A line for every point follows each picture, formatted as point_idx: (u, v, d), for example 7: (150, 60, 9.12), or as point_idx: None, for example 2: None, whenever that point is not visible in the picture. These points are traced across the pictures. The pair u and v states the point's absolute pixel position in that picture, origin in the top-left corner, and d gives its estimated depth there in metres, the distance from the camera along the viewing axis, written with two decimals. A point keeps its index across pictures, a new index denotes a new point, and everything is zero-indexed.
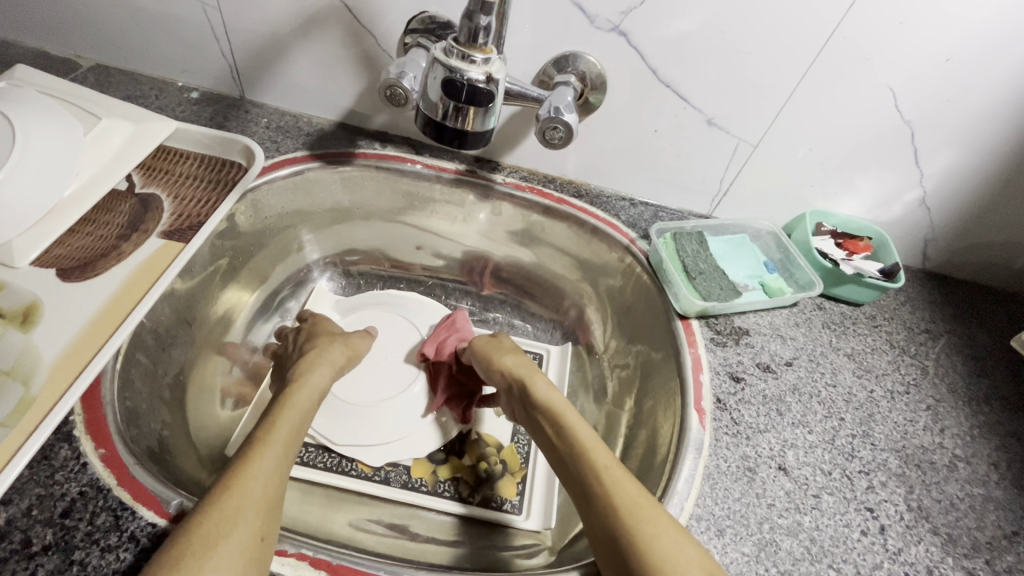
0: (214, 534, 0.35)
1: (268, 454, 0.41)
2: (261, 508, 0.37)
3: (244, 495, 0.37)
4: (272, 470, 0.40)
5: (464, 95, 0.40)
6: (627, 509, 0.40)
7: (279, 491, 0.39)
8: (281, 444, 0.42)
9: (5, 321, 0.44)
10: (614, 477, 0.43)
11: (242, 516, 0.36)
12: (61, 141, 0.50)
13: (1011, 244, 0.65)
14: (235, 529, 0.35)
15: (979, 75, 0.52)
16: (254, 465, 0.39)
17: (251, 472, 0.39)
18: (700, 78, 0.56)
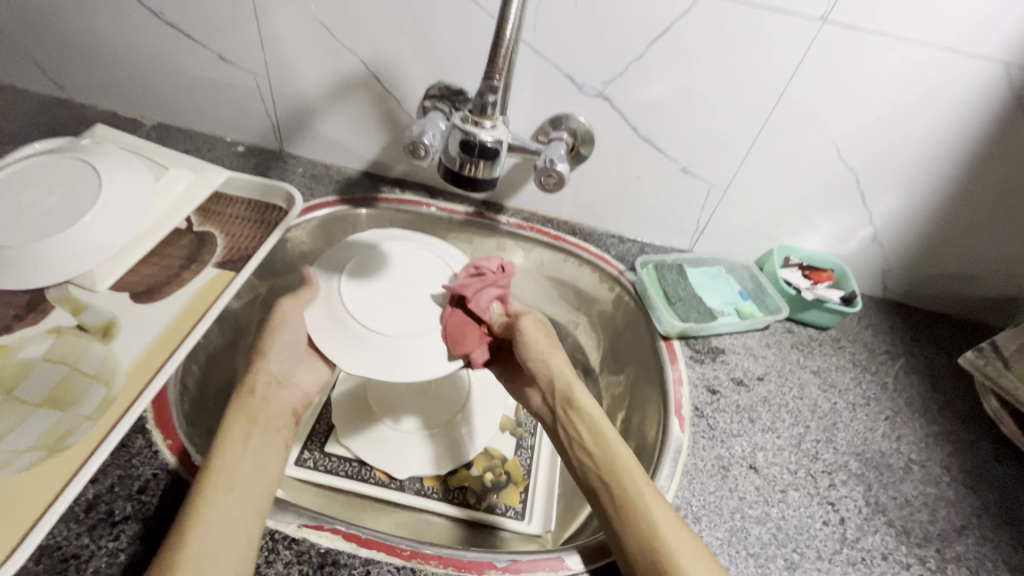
0: (191, 541, 0.39)
1: (221, 480, 0.43)
2: (227, 530, 0.40)
3: (211, 514, 0.41)
4: (230, 495, 0.42)
5: (477, 152, 0.49)
6: (655, 528, 0.45)
7: (245, 509, 0.42)
8: (231, 468, 0.44)
9: (89, 335, 0.53)
10: (643, 495, 0.47)
11: (210, 525, 0.40)
12: (138, 187, 0.59)
13: (958, 275, 0.74)
14: (205, 535, 0.39)
15: (908, 131, 0.61)
16: (207, 497, 0.42)
17: (223, 482, 0.43)
18: (674, 133, 0.66)
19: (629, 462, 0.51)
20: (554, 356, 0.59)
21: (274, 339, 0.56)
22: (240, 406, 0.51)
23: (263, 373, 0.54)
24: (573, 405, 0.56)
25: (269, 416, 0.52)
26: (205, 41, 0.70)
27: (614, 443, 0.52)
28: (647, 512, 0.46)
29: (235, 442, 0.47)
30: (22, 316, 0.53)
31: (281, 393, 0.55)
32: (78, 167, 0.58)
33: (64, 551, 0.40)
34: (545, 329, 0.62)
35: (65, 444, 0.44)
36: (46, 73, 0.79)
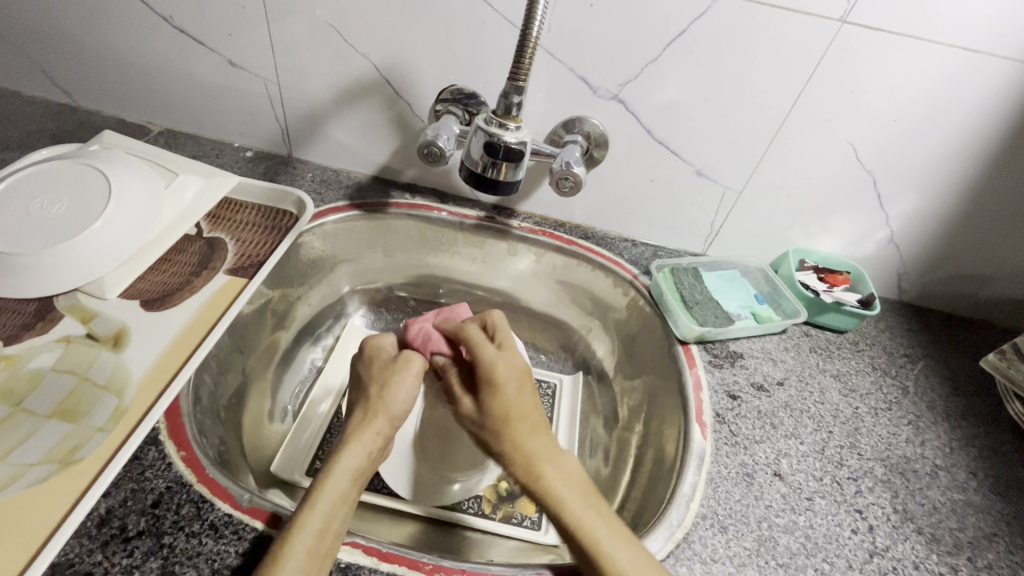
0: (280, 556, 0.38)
1: (313, 530, 0.40)
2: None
3: (303, 535, 0.39)
4: (325, 523, 0.41)
5: (500, 154, 0.49)
6: (600, 549, 0.41)
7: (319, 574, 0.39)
8: (328, 519, 0.41)
9: (99, 344, 0.51)
10: (579, 514, 0.43)
11: (303, 540, 0.39)
12: (148, 193, 0.58)
13: (974, 277, 0.73)
14: (296, 551, 0.38)
15: (926, 132, 0.61)
16: (293, 549, 0.38)
17: (322, 495, 0.42)
18: (689, 136, 0.65)
19: (562, 466, 0.46)
20: (506, 392, 0.50)
21: (396, 394, 0.52)
22: (354, 445, 0.47)
23: (385, 422, 0.51)
24: (522, 431, 0.47)
25: (374, 458, 0.48)
26: (213, 46, 0.69)
27: (540, 448, 0.47)
28: (591, 536, 0.41)
29: (334, 485, 0.43)
30: (30, 325, 0.51)
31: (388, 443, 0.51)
32: (86, 172, 0.57)
33: (77, 568, 0.38)
34: (523, 374, 0.52)
35: (76, 457, 0.43)
36: (52, 79, 0.78)
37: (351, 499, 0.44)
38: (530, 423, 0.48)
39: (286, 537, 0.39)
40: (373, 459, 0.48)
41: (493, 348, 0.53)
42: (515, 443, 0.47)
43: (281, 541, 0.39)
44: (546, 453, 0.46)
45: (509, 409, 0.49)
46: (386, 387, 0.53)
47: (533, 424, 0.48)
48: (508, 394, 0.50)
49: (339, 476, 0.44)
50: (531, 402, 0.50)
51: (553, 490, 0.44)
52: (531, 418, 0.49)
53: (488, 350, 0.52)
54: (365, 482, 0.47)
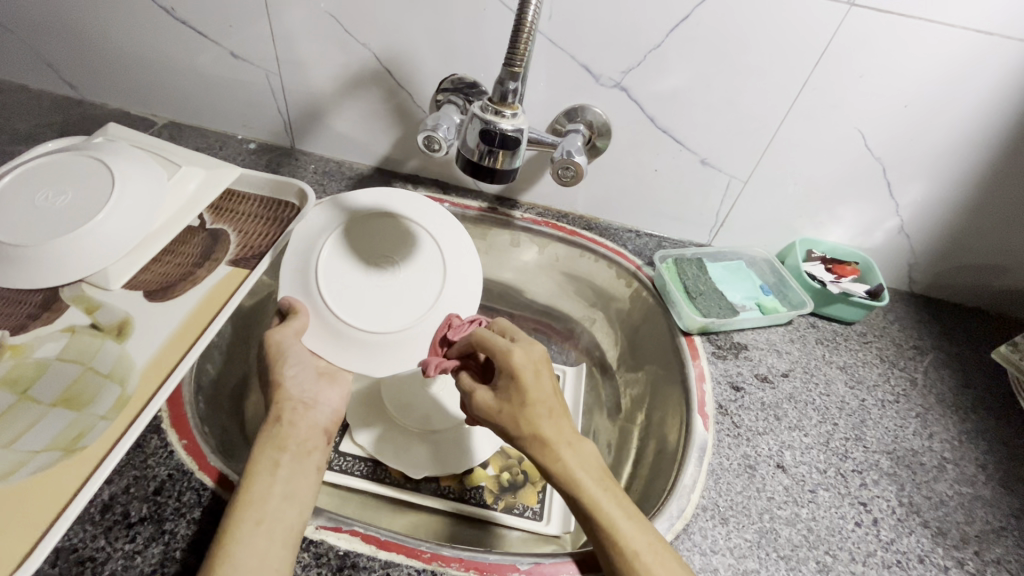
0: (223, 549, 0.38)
1: (249, 510, 0.41)
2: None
3: (240, 528, 0.39)
4: (258, 513, 0.41)
5: (497, 142, 0.48)
6: (611, 522, 0.42)
7: (269, 550, 0.39)
8: (257, 502, 0.41)
9: (102, 334, 0.52)
10: (596, 494, 0.44)
11: (242, 531, 0.39)
12: (151, 185, 0.58)
13: (986, 268, 0.71)
14: (237, 543, 0.38)
15: (937, 118, 0.59)
16: (235, 540, 0.39)
17: (249, 492, 0.42)
18: (693, 124, 0.64)
19: (581, 455, 0.46)
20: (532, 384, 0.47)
21: (284, 367, 0.54)
22: (267, 432, 0.49)
23: (287, 400, 0.53)
24: (538, 417, 0.46)
25: (294, 437, 0.50)
26: (215, 37, 0.69)
27: (560, 438, 0.46)
28: (602, 511, 0.43)
29: (263, 469, 0.44)
30: (36, 316, 0.52)
31: (309, 413, 0.54)
32: (89, 164, 0.58)
33: (80, 553, 0.39)
34: (538, 364, 0.48)
35: (80, 444, 0.43)
36: (58, 73, 0.78)
37: (285, 480, 0.44)
38: (549, 408, 0.47)
39: (225, 524, 0.40)
40: (295, 436, 0.50)
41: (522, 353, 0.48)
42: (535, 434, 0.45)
43: (222, 531, 0.39)
44: (566, 442, 0.46)
45: (539, 400, 0.47)
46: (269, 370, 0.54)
47: (550, 413, 0.47)
48: (529, 390, 0.47)
49: (263, 461, 0.45)
50: (550, 386, 0.48)
51: (574, 476, 0.44)
52: (549, 404, 0.47)
53: (511, 350, 0.48)
54: (301, 453, 0.49)
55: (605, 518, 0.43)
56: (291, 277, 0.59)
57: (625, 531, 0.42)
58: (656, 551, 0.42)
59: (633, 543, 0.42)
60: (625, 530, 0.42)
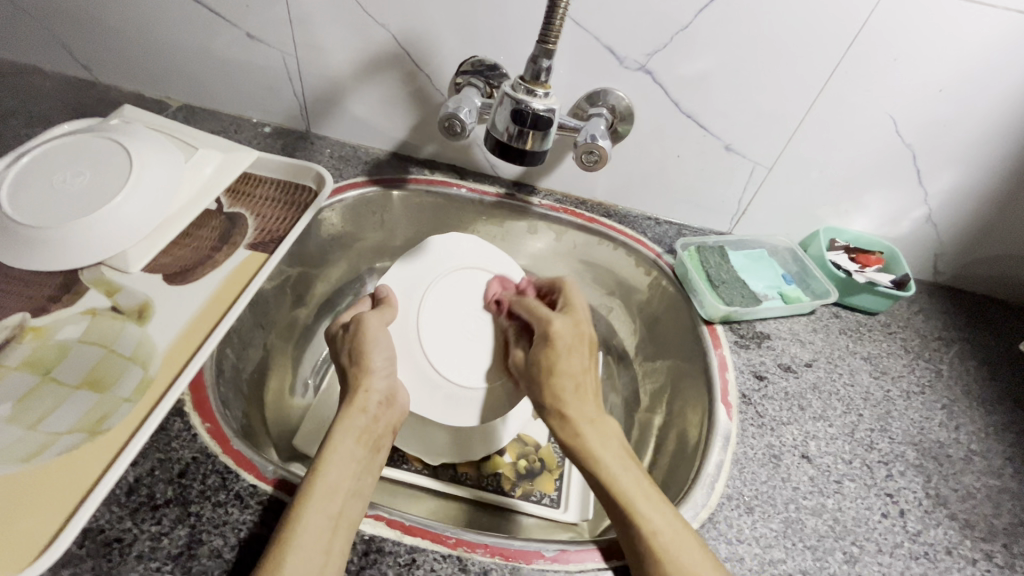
0: (291, 532, 0.38)
1: (320, 498, 0.40)
2: (314, 564, 0.36)
3: (309, 513, 0.39)
4: (329, 503, 0.40)
5: (528, 122, 0.47)
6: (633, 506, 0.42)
7: (334, 542, 0.38)
8: (330, 490, 0.41)
9: (123, 316, 0.52)
10: (615, 471, 0.44)
11: (311, 517, 0.39)
12: (170, 167, 0.58)
13: (1014, 258, 0.70)
14: (306, 527, 0.38)
15: (973, 103, 0.58)
16: (304, 522, 0.38)
17: (324, 480, 0.42)
18: (719, 108, 0.63)
19: (600, 435, 0.47)
20: (566, 358, 0.51)
21: (373, 355, 0.52)
22: (349, 417, 0.47)
23: (371, 389, 0.50)
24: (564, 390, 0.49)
25: (374, 425, 0.48)
26: (231, 18, 0.68)
27: (585, 415, 0.48)
28: (621, 491, 0.43)
29: (337, 459, 0.44)
30: (57, 298, 0.52)
31: (391, 408, 0.51)
32: (108, 146, 0.57)
33: (108, 534, 0.39)
34: (579, 339, 0.52)
35: (104, 427, 0.43)
36: (72, 54, 0.77)
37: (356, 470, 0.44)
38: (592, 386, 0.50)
39: (295, 506, 0.40)
40: (375, 427, 0.49)
41: (565, 321, 0.53)
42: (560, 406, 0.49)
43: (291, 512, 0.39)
44: (594, 418, 0.48)
45: (569, 372, 0.50)
46: (356, 357, 0.52)
47: (579, 389, 0.50)
48: (570, 331, 0.53)
49: (343, 449, 0.45)
50: (581, 363, 0.51)
51: (593, 451, 0.46)
52: (578, 380, 0.50)
53: (552, 320, 0.53)
54: (375, 446, 0.48)
55: (624, 497, 0.42)
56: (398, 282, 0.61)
57: (643, 510, 0.41)
58: (680, 540, 0.40)
59: (652, 523, 0.41)
60: (647, 511, 0.41)
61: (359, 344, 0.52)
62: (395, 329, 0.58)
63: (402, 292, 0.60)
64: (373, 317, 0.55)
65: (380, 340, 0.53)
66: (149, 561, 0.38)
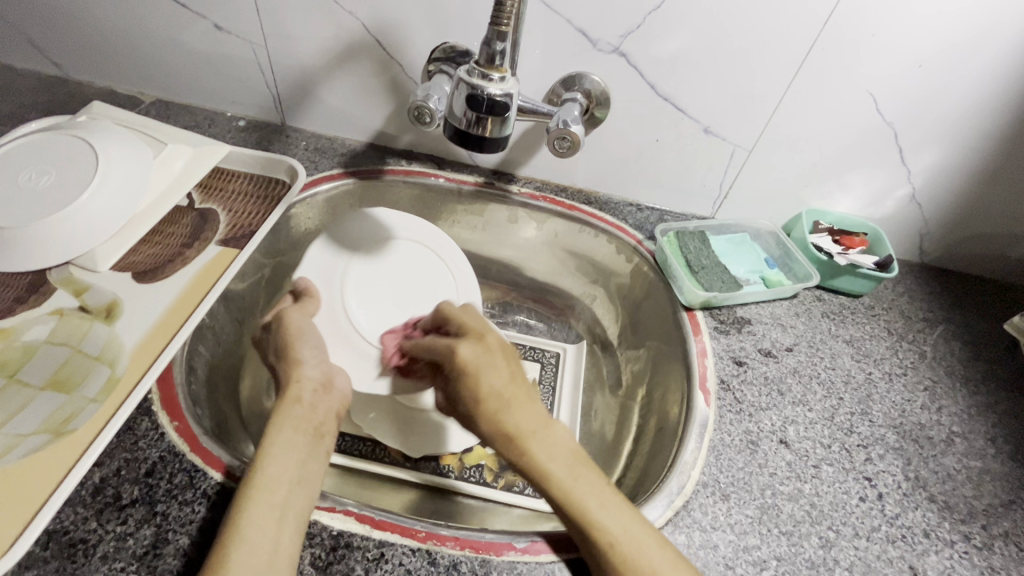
0: (234, 533, 0.37)
1: (261, 495, 0.39)
2: (258, 564, 0.35)
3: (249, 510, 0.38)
4: (269, 498, 0.39)
5: (484, 108, 0.46)
6: (586, 511, 0.41)
7: (280, 534, 0.38)
8: (271, 484, 0.40)
9: (91, 316, 0.51)
10: (564, 480, 0.42)
11: (252, 516, 0.38)
12: (137, 162, 0.57)
13: (1001, 236, 0.69)
14: (247, 524, 0.37)
15: (953, 80, 0.56)
16: (244, 521, 0.37)
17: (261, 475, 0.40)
18: (695, 91, 0.62)
19: (548, 442, 0.43)
20: (487, 374, 0.45)
21: (300, 350, 0.51)
22: (285, 410, 0.45)
23: (302, 379, 0.48)
24: (499, 411, 0.44)
25: (313, 413, 0.46)
26: (199, 10, 0.67)
27: (527, 427, 0.44)
28: (576, 502, 0.41)
29: (275, 450, 0.42)
30: (24, 299, 0.51)
31: (329, 394, 0.49)
32: (72, 143, 0.56)
33: (72, 535, 0.39)
34: (492, 354, 0.47)
35: (70, 427, 0.43)
36: (41, 51, 0.76)
37: (300, 457, 0.42)
38: (522, 396, 0.45)
39: (235, 509, 0.38)
40: (316, 414, 0.47)
41: (471, 344, 0.47)
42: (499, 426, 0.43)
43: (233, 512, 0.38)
44: (535, 429, 0.43)
45: (494, 389, 0.45)
46: (282, 353, 0.51)
47: (510, 401, 0.44)
48: (481, 360, 0.46)
49: (279, 443, 0.43)
50: (506, 376, 0.45)
51: (541, 466, 0.43)
52: (507, 396, 0.44)
53: (458, 346, 0.47)
54: (321, 432, 0.46)
55: (578, 506, 0.41)
56: (316, 270, 0.62)
57: (598, 520, 0.40)
58: (637, 538, 0.40)
59: (609, 532, 0.40)
60: (600, 518, 0.40)
61: (284, 341, 0.52)
62: (321, 317, 0.59)
63: (324, 279, 0.61)
64: (295, 310, 0.55)
65: (306, 330, 0.53)
66: (114, 561, 0.38)
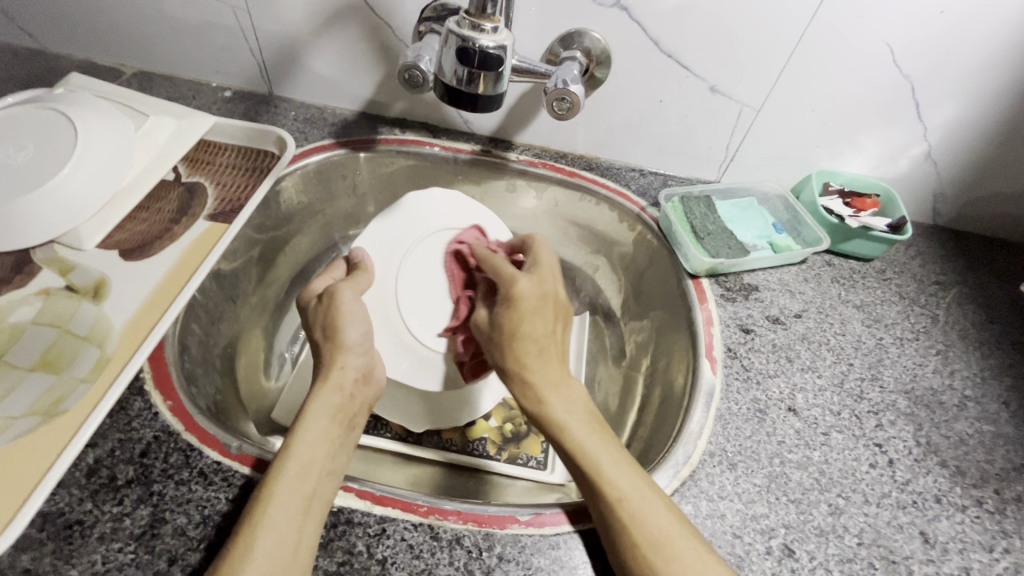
0: (259, 525, 0.36)
1: (288, 486, 0.38)
2: (280, 561, 0.35)
3: (275, 505, 0.37)
4: (296, 497, 0.38)
5: (476, 62, 0.43)
6: (599, 469, 0.40)
7: (303, 534, 0.37)
8: (299, 473, 0.39)
9: (77, 295, 0.50)
10: (582, 438, 0.42)
11: (280, 510, 0.37)
12: (117, 135, 0.54)
13: (1018, 194, 0.66)
14: (275, 518, 0.36)
15: (976, 27, 0.53)
16: (271, 510, 0.37)
17: (291, 469, 0.39)
18: (702, 46, 0.58)
19: (567, 394, 0.44)
20: (532, 319, 0.46)
21: (347, 330, 0.48)
22: (323, 397, 0.44)
23: (349, 365, 0.46)
24: (528, 354, 0.45)
25: (350, 404, 0.45)
26: None
27: (550, 379, 0.44)
28: (594, 462, 0.40)
29: (305, 440, 0.41)
30: (8, 281, 0.50)
31: (368, 386, 0.47)
32: (49, 116, 0.54)
33: (68, 517, 0.38)
34: (544, 301, 0.47)
35: (61, 409, 0.42)
36: (13, 21, 0.72)
37: (329, 451, 0.41)
38: (541, 346, 0.45)
39: (262, 494, 0.37)
40: (351, 407, 0.45)
41: (531, 277, 0.48)
42: (521, 371, 0.45)
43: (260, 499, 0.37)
44: (555, 381, 0.44)
45: (535, 333, 0.45)
46: (331, 328, 0.48)
47: (541, 350, 0.45)
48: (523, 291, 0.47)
49: (309, 435, 0.41)
50: (544, 323, 0.46)
51: (557, 419, 0.43)
52: (541, 343, 0.45)
53: (517, 279, 0.48)
54: (349, 428, 0.44)
55: (590, 461, 0.41)
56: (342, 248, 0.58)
57: (611, 476, 0.40)
58: (670, 532, 0.38)
59: (624, 497, 0.39)
60: (621, 490, 0.39)
61: (333, 314, 0.48)
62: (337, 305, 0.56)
63: (347, 260, 0.58)
64: (321, 283, 0.53)
65: (357, 315, 0.49)
66: (111, 542, 0.37)
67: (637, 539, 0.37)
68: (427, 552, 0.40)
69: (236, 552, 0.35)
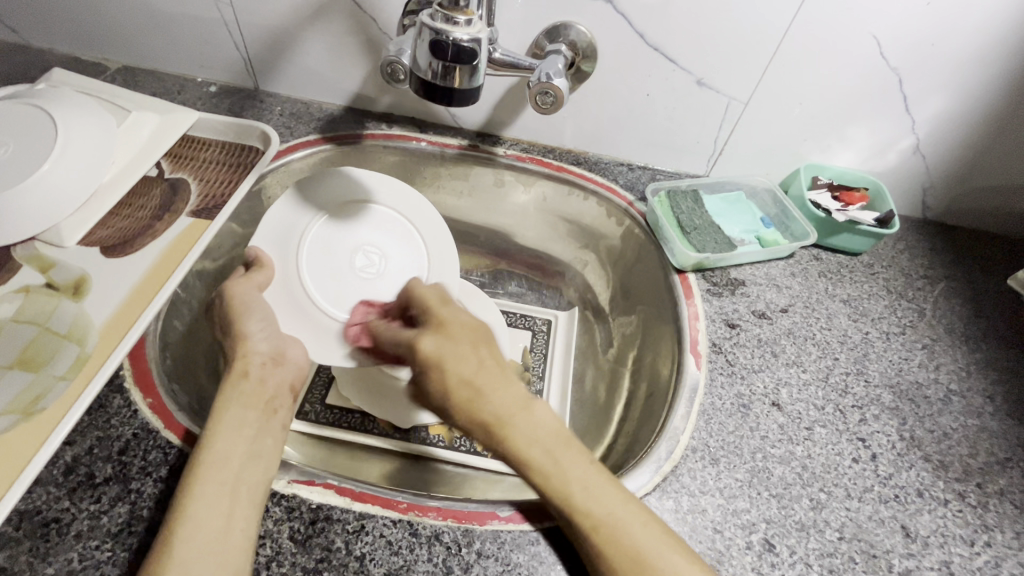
0: (184, 517, 0.36)
1: (209, 476, 0.38)
2: (212, 541, 0.35)
3: (199, 495, 0.37)
4: (218, 482, 0.38)
5: (450, 55, 0.43)
6: (565, 495, 0.39)
7: (234, 511, 0.37)
8: (218, 461, 0.39)
9: (57, 292, 0.49)
10: (547, 466, 0.40)
11: (203, 499, 0.37)
12: (98, 130, 0.54)
13: (1008, 186, 0.66)
14: (200, 506, 0.37)
15: (963, 18, 0.52)
16: (195, 500, 0.37)
17: (209, 459, 0.39)
18: (688, 39, 0.58)
19: (528, 427, 0.41)
20: (456, 364, 0.41)
21: (245, 321, 0.48)
22: (231, 386, 0.44)
23: (251, 353, 0.47)
24: (467, 402, 0.41)
25: (262, 387, 0.45)
26: None
27: (503, 413, 0.41)
28: (562, 490, 0.40)
29: (221, 428, 0.41)
30: None
31: (281, 367, 0.48)
32: (28, 112, 0.53)
33: (45, 515, 0.38)
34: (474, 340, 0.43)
35: (39, 407, 0.42)
36: None
37: (248, 432, 0.41)
38: (497, 380, 0.42)
39: (183, 487, 0.38)
40: (265, 389, 0.45)
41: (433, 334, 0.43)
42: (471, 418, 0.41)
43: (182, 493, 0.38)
44: (513, 415, 0.41)
45: (463, 378, 0.41)
46: (228, 325, 0.48)
47: (482, 390, 0.41)
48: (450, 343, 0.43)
49: (223, 422, 0.41)
50: (474, 364, 0.41)
51: (523, 453, 0.41)
52: (474, 385, 0.41)
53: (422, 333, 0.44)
54: (271, 407, 0.44)
55: (558, 488, 0.40)
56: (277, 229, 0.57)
57: (580, 503, 0.39)
58: (608, 502, 0.39)
59: (591, 515, 0.39)
60: (584, 501, 0.39)
61: (227, 313, 0.49)
62: (275, 292, 0.56)
63: (280, 244, 0.57)
64: (242, 282, 0.51)
65: (253, 306, 0.50)
66: (88, 540, 0.37)
67: (606, 544, 0.38)
68: (406, 549, 0.40)
69: (164, 546, 0.35)
